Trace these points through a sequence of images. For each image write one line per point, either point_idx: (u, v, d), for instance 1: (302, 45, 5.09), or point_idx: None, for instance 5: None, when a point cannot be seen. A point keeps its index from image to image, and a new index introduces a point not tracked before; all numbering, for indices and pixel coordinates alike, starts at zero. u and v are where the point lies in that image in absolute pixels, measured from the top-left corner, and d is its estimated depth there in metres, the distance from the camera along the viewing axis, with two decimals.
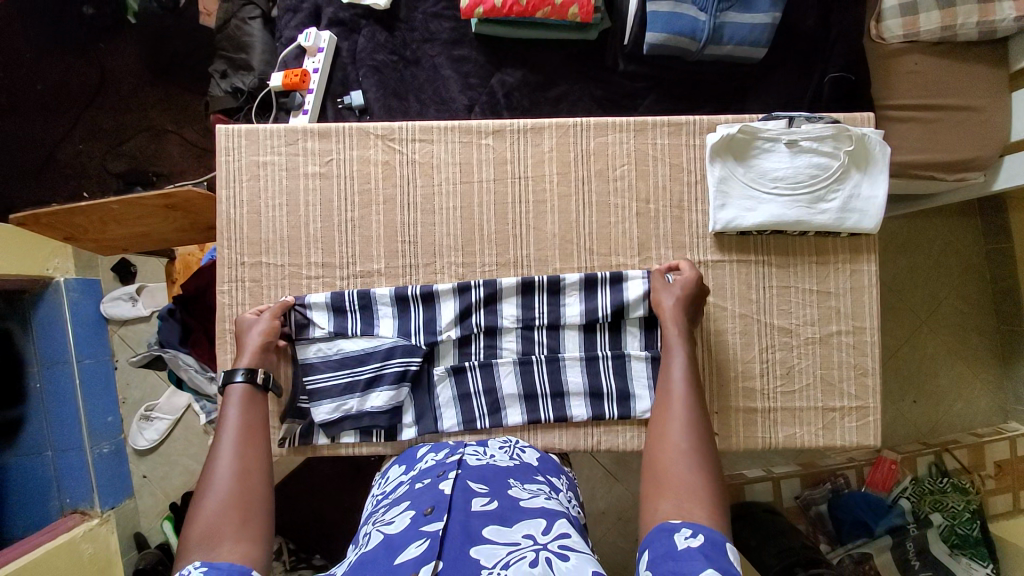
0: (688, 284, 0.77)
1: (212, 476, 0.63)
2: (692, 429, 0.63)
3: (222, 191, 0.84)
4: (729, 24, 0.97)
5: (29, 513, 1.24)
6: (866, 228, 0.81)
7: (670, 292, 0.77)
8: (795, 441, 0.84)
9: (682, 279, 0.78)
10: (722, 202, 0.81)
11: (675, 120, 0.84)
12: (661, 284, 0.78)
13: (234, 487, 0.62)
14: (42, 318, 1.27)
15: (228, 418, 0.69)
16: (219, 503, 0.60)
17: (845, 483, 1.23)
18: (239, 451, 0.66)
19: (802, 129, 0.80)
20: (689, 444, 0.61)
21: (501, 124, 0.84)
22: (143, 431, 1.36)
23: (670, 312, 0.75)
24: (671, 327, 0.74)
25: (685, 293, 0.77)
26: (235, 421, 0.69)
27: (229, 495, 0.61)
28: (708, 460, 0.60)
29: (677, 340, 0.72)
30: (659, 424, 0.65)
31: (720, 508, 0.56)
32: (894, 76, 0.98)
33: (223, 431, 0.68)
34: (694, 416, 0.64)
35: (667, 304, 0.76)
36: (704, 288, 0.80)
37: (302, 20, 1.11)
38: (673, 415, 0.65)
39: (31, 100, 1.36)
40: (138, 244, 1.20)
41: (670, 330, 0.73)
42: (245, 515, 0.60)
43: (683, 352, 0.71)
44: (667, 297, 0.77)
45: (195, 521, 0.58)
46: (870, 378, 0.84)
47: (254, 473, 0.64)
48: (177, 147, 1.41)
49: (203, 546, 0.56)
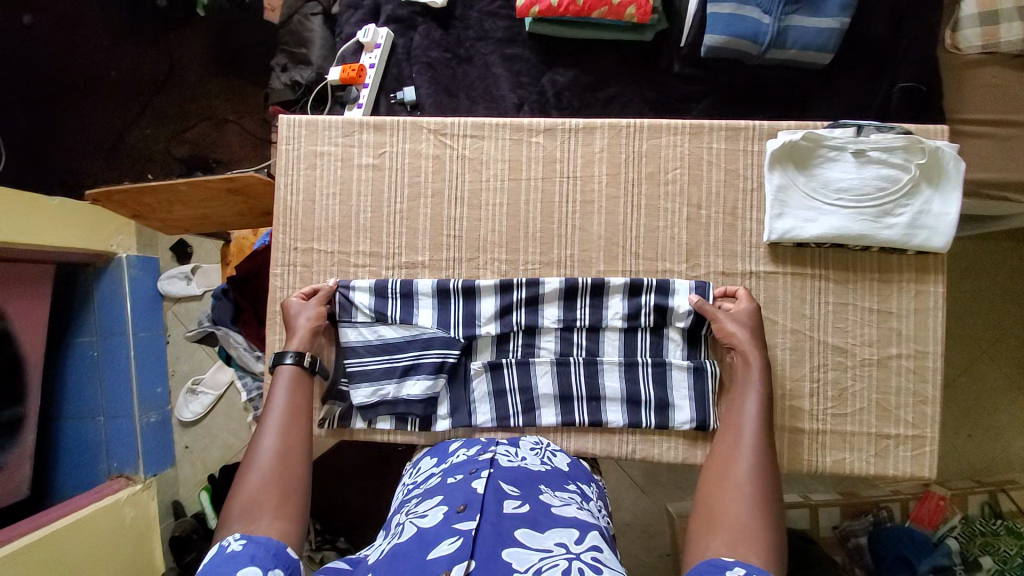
0: (748, 312, 0.76)
1: (255, 451, 0.65)
2: (760, 473, 0.61)
3: (280, 177, 0.87)
4: (794, 28, 0.94)
5: (76, 475, 1.31)
6: (936, 246, 0.76)
7: (735, 319, 0.75)
8: (843, 467, 0.79)
9: (739, 309, 0.76)
10: (780, 211, 0.78)
11: (734, 124, 0.81)
12: (721, 312, 0.76)
13: (275, 465, 0.64)
14: (103, 293, 1.34)
15: (276, 398, 0.71)
16: (260, 478, 0.62)
17: (888, 516, 1.17)
18: (283, 430, 0.68)
19: (871, 139, 0.76)
20: (752, 486, 0.60)
21: (553, 122, 0.84)
22: (189, 403, 1.44)
23: (746, 341, 0.73)
24: (753, 358, 0.72)
25: (752, 322, 0.75)
26: (281, 401, 0.71)
27: (269, 472, 0.63)
28: (769, 506, 0.58)
29: (755, 374, 0.71)
30: (725, 454, 0.65)
31: (776, 555, 0.54)
32: (967, 88, 0.94)
33: (270, 409, 0.70)
34: (764, 459, 0.63)
35: (738, 334, 0.74)
36: (761, 317, 0.78)
37: (362, 17, 1.15)
38: (740, 454, 0.64)
39: (105, 86, 1.45)
40: (198, 225, 1.26)
41: (750, 363, 0.72)
42: (284, 493, 0.62)
43: (761, 392, 0.70)
44: (733, 325, 0.75)
45: (237, 494, 0.61)
46: (931, 407, 0.78)
47: (294, 453, 0.66)
48: (236, 136, 1.47)
49: (243, 516, 0.59)
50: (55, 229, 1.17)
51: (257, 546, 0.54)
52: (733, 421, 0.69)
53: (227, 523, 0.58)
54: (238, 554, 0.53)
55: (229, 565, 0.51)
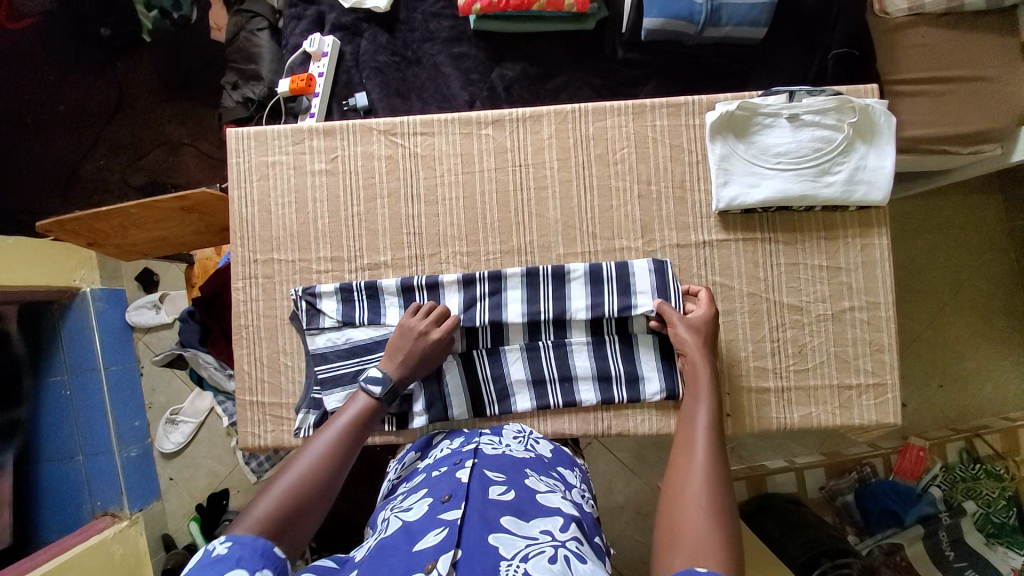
0: (705, 319, 0.76)
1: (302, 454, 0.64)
2: (716, 481, 0.60)
3: (234, 191, 0.87)
4: (727, 6, 0.98)
5: (58, 520, 1.26)
6: (876, 199, 0.79)
7: (688, 325, 0.76)
8: (811, 421, 0.82)
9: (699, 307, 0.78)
10: (725, 179, 0.80)
11: (674, 101, 0.83)
12: (674, 313, 0.77)
13: (309, 473, 0.61)
14: (69, 330, 1.31)
15: (348, 414, 0.70)
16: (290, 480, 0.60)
17: (872, 472, 1.22)
18: (334, 446, 0.66)
19: (803, 103, 0.79)
20: (709, 494, 0.58)
21: (500, 114, 0.85)
22: (169, 434, 1.41)
23: (694, 348, 0.74)
24: (700, 365, 0.73)
25: (700, 328, 0.76)
26: (350, 419, 0.69)
27: (300, 478, 0.61)
28: (728, 515, 0.56)
29: (704, 383, 0.72)
30: (681, 465, 0.63)
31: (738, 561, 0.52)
32: (900, 49, 0.98)
33: (336, 422, 0.69)
34: (718, 467, 0.61)
35: (687, 341, 0.75)
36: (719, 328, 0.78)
37: (307, 27, 1.15)
38: (695, 463, 0.62)
39: (53, 120, 1.42)
40: (156, 248, 1.24)
41: (699, 367, 0.73)
42: (302, 506, 0.58)
43: (710, 399, 0.70)
44: (684, 333, 0.76)
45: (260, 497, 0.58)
46: (887, 354, 0.82)
47: (332, 473, 0.63)
48: (193, 159, 1.45)
49: (253, 523, 0.55)
50: (15, 266, 1.14)
51: (242, 546, 0.51)
52: (686, 432, 0.67)
53: (239, 524, 0.55)
54: (224, 557, 0.49)
55: (215, 569, 0.48)
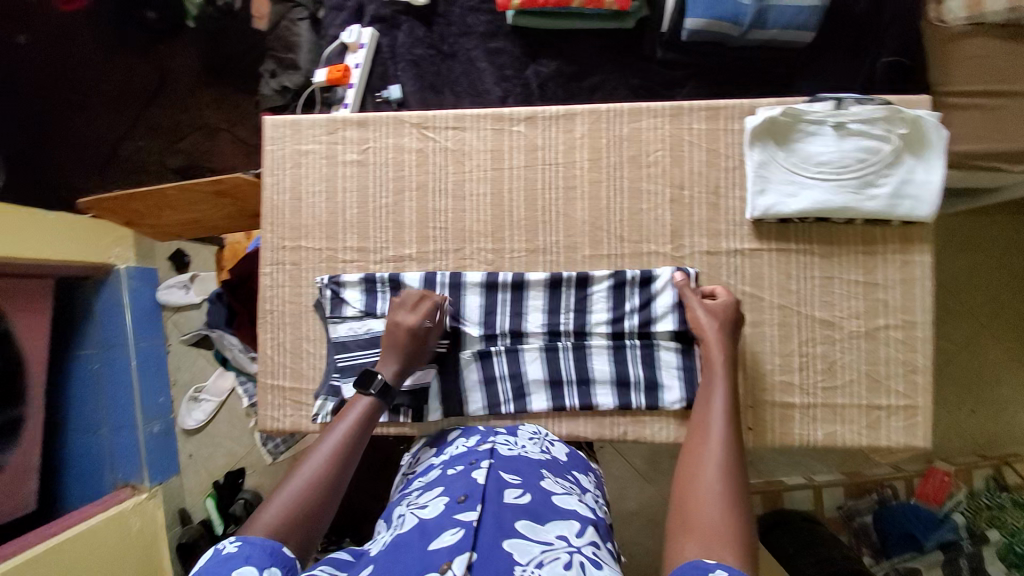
0: (725, 306, 0.75)
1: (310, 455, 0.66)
2: (729, 472, 0.61)
3: (268, 178, 0.88)
4: (774, 8, 0.95)
5: (82, 488, 1.32)
6: (918, 216, 0.76)
7: (709, 311, 0.75)
8: (836, 439, 0.80)
9: (720, 303, 0.75)
10: (762, 187, 0.78)
11: (713, 104, 0.81)
12: (696, 301, 0.76)
13: (316, 475, 0.63)
14: (101, 307, 1.35)
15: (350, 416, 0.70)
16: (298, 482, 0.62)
17: (893, 494, 1.19)
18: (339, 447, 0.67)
19: (850, 112, 0.76)
20: (722, 489, 0.59)
21: (534, 111, 0.84)
22: (192, 411, 1.45)
23: (713, 338, 0.73)
24: (717, 355, 0.72)
25: (725, 317, 0.74)
26: (352, 421, 0.70)
27: (308, 480, 0.63)
28: (741, 504, 0.58)
29: (720, 373, 0.71)
30: (694, 457, 0.64)
31: (751, 553, 0.54)
32: (953, 61, 0.92)
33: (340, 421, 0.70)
34: (731, 458, 0.63)
35: (706, 328, 0.74)
36: (741, 316, 0.77)
37: (346, 18, 1.16)
38: (708, 454, 0.64)
39: (97, 100, 1.46)
40: (192, 231, 1.28)
41: (717, 360, 0.72)
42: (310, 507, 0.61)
43: (726, 388, 0.70)
44: (705, 318, 0.74)
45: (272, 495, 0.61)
46: (920, 376, 0.79)
47: (338, 474, 0.65)
48: (228, 144, 1.48)
49: (264, 524, 0.57)
50: (52, 239, 1.18)
51: (252, 548, 0.54)
52: (699, 425, 0.68)
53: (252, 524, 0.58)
54: (233, 555, 0.52)
55: (222, 566, 0.51)
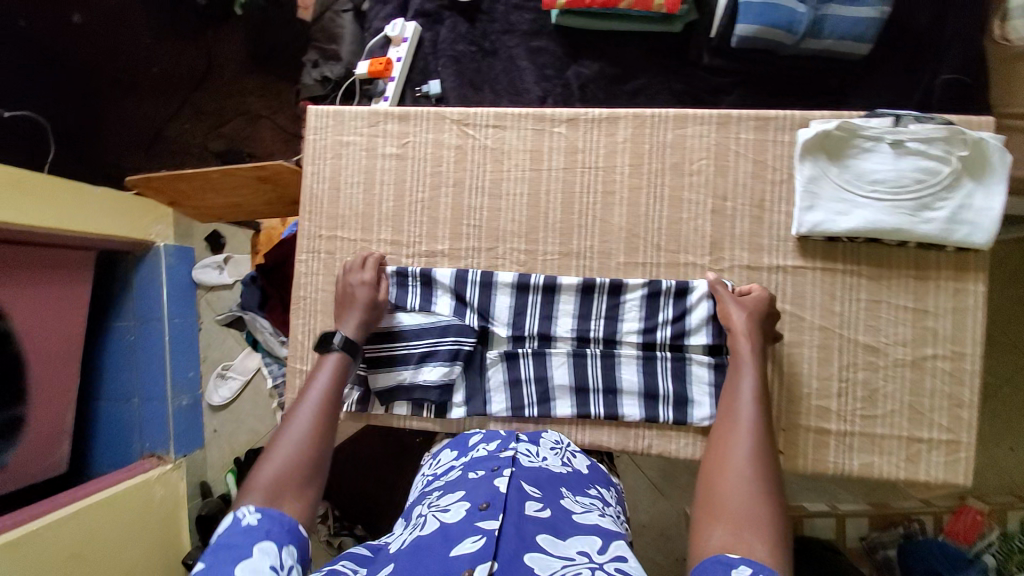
0: (758, 301, 0.73)
1: (291, 424, 0.67)
2: (760, 459, 0.59)
3: (308, 167, 0.89)
4: (831, 17, 0.92)
5: (112, 453, 1.37)
6: (977, 242, 0.72)
7: (740, 306, 0.72)
8: (872, 470, 0.76)
9: (753, 298, 0.73)
10: (811, 203, 0.75)
11: (763, 114, 0.79)
12: (730, 300, 0.73)
13: (306, 442, 0.66)
14: (140, 280, 1.39)
15: (320, 380, 0.72)
16: (289, 451, 0.64)
17: (919, 529, 1.14)
18: (319, 411, 0.69)
19: (910, 129, 0.72)
20: (753, 476, 0.57)
21: (576, 112, 0.83)
22: (218, 387, 1.51)
23: (741, 329, 0.71)
24: (743, 345, 0.69)
25: (756, 311, 0.72)
26: (325, 385, 0.71)
27: (299, 448, 0.65)
28: (772, 492, 0.56)
29: (748, 360, 0.68)
30: (723, 440, 0.62)
31: (783, 544, 0.51)
32: (1015, 82, 0.93)
33: (312, 388, 0.71)
34: (763, 444, 0.60)
35: (735, 320, 0.72)
36: (775, 311, 0.75)
37: (390, 11, 1.17)
38: (738, 438, 0.61)
39: (146, 81, 1.50)
40: (235, 214, 1.32)
41: (742, 346, 0.69)
42: (308, 472, 0.64)
43: (755, 373, 0.67)
44: (739, 314, 0.72)
45: (263, 465, 0.63)
46: (966, 411, 0.75)
47: (326, 436, 0.68)
48: (269, 131, 1.52)
49: (266, 495, 0.60)
50: (93, 215, 1.17)
51: (270, 521, 0.57)
52: (728, 407, 0.65)
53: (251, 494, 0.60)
54: (254, 528, 0.56)
55: (245, 538, 0.54)
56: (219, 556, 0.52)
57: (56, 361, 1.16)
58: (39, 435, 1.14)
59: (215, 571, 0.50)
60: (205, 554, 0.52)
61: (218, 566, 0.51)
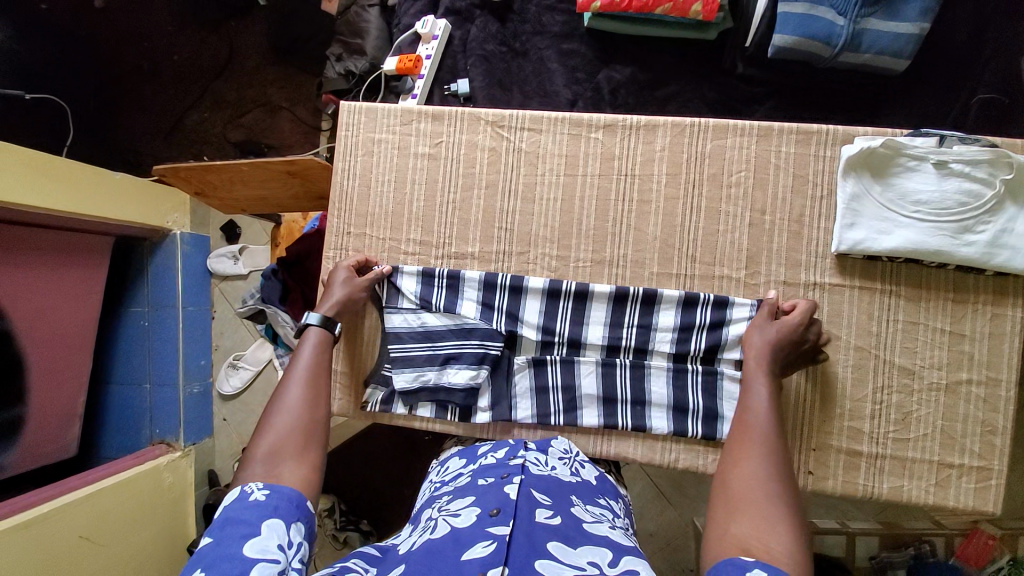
0: (795, 327, 0.70)
1: (281, 399, 0.65)
2: (774, 462, 0.56)
3: (339, 163, 0.88)
4: (870, 31, 0.90)
5: (120, 437, 1.37)
6: (1019, 267, 0.71)
7: (763, 332, 0.71)
8: (901, 494, 0.75)
9: (789, 323, 0.70)
10: (852, 220, 0.75)
11: (806, 128, 0.78)
12: (758, 325, 0.72)
13: (301, 415, 0.64)
14: (156, 268, 1.38)
15: (303, 355, 0.70)
16: (285, 425, 0.63)
17: (930, 551, 1.11)
18: (309, 382, 0.67)
19: (954, 149, 0.71)
20: (770, 478, 0.55)
21: (613, 119, 0.82)
22: (229, 377, 1.49)
23: (759, 344, 0.69)
24: (756, 360, 0.68)
25: (780, 336, 0.70)
26: (309, 358, 0.70)
27: (295, 421, 0.63)
28: (789, 497, 0.53)
29: (760, 374, 0.67)
30: (736, 444, 0.60)
31: (800, 546, 0.49)
32: None
33: (296, 363, 0.69)
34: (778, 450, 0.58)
35: (753, 342, 0.70)
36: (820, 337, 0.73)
37: (421, 8, 1.16)
38: (752, 444, 0.59)
39: (168, 68, 1.50)
40: (257, 206, 1.30)
41: (754, 360, 0.68)
42: (306, 443, 0.63)
43: (767, 383, 0.65)
44: (759, 337, 0.71)
45: (261, 441, 0.61)
46: (999, 438, 0.73)
47: (319, 406, 0.66)
48: (289, 124, 1.51)
49: (268, 471, 0.58)
50: (107, 201, 1.15)
51: (279, 496, 0.55)
52: (741, 415, 0.63)
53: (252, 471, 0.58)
54: (262, 503, 0.54)
55: (251, 513, 0.53)
56: (230, 530, 0.51)
57: (67, 348, 1.15)
58: (45, 421, 1.13)
59: (225, 545, 0.49)
60: (212, 529, 0.51)
61: (226, 541, 0.50)
